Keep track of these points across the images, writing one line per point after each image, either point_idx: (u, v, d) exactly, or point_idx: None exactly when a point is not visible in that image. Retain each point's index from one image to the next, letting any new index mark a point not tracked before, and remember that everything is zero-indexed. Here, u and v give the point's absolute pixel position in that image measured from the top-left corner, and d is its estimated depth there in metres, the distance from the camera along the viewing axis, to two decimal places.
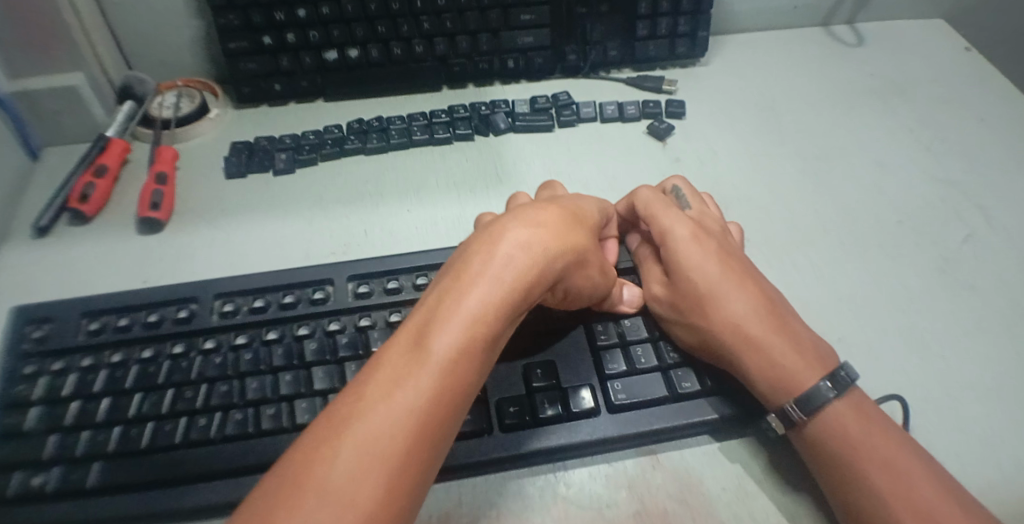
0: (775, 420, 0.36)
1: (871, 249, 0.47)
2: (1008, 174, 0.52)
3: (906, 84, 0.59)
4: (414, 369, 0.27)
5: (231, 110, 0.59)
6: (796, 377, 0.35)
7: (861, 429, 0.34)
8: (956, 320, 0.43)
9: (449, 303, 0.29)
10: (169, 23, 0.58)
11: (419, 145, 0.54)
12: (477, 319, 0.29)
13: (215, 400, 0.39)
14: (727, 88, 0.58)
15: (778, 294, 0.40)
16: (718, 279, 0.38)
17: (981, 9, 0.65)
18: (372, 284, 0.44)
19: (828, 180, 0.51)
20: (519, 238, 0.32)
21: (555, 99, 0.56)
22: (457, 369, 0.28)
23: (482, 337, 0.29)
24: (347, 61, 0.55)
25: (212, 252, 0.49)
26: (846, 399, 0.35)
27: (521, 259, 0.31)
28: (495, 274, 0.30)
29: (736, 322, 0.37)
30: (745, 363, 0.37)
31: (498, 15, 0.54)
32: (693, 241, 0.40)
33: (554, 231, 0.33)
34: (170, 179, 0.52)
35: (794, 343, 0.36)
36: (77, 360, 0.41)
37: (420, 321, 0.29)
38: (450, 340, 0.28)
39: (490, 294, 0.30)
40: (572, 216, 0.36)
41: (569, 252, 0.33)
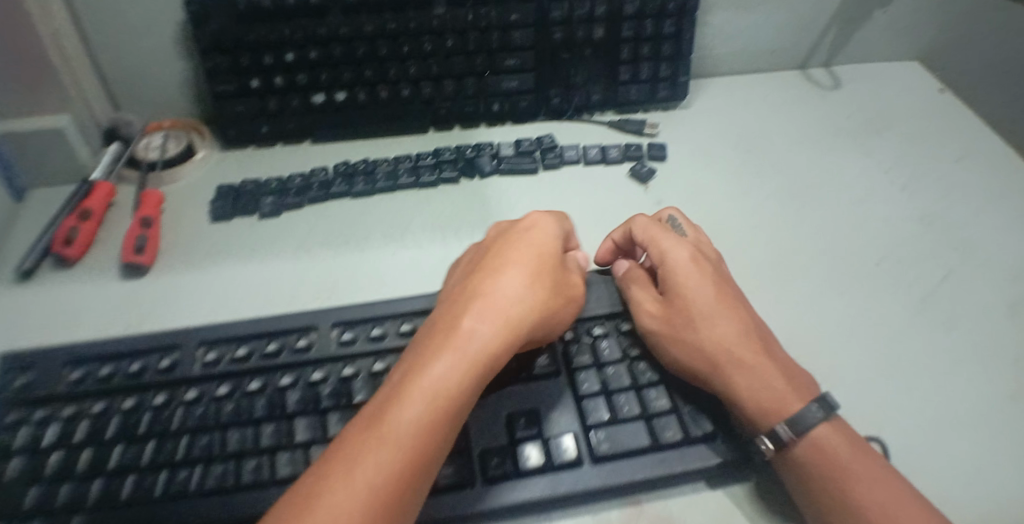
0: (767, 443, 0.36)
1: (851, 289, 0.48)
2: (984, 215, 0.53)
3: (883, 125, 0.60)
4: (379, 443, 0.29)
5: (218, 151, 0.58)
6: (786, 402, 0.37)
7: (844, 448, 0.35)
8: (936, 362, 0.43)
9: (416, 379, 0.32)
10: (155, 66, 0.58)
11: (404, 187, 0.54)
12: (440, 393, 0.31)
13: (197, 452, 0.38)
14: (708, 129, 0.59)
15: (763, 325, 0.42)
16: (710, 302, 0.41)
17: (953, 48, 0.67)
18: (356, 330, 0.44)
19: (809, 222, 0.52)
20: (483, 311, 0.35)
21: (540, 142, 0.56)
22: (421, 443, 0.30)
23: (444, 410, 0.31)
24: (333, 104, 0.56)
25: (196, 297, 0.48)
26: (831, 423, 0.36)
27: (487, 333, 0.34)
28: (461, 350, 0.33)
29: (725, 345, 0.39)
30: (734, 383, 0.38)
31: (483, 60, 0.54)
32: (691, 267, 0.42)
33: (516, 299, 0.36)
34: (155, 223, 0.52)
35: (782, 368, 0.38)
36: (60, 408, 0.40)
37: (387, 396, 0.31)
38: (414, 414, 0.30)
39: (451, 367, 0.32)
40: (536, 273, 0.38)
41: (531, 318, 0.36)
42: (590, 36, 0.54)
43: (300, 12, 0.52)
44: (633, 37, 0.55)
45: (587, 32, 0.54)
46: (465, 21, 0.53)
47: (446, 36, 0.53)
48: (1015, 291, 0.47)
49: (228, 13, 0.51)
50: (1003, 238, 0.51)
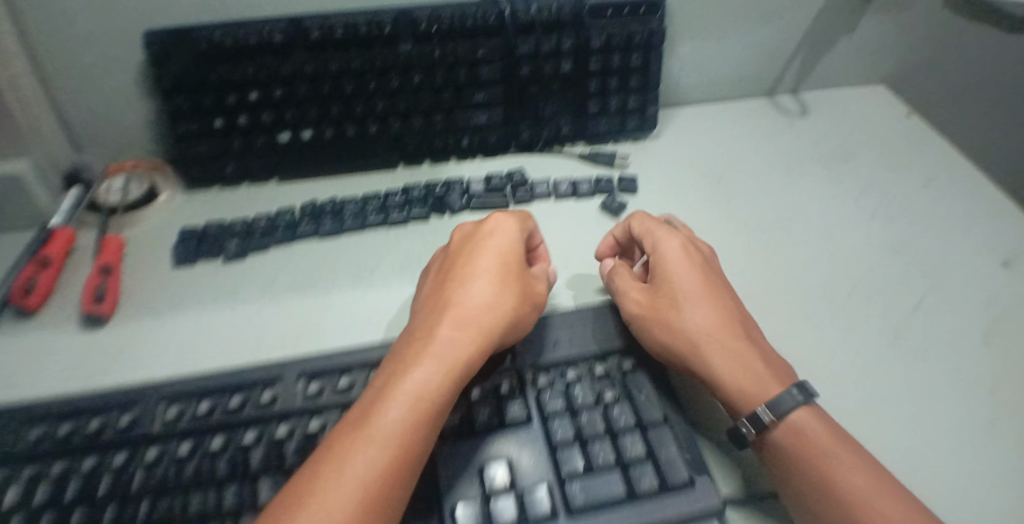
0: (746, 425, 0.38)
1: (824, 320, 0.47)
2: (951, 241, 0.53)
3: (851, 151, 0.61)
4: (367, 442, 0.33)
5: (181, 194, 0.57)
6: (766, 385, 0.38)
7: (824, 436, 0.37)
8: (911, 392, 0.43)
9: (398, 383, 0.36)
10: (116, 105, 0.56)
11: (373, 227, 0.53)
12: (419, 396, 0.35)
13: (157, 516, 0.37)
14: (679, 160, 0.60)
15: (748, 316, 0.44)
16: (697, 290, 0.43)
17: (915, 73, 0.69)
18: (324, 381, 0.42)
19: (781, 252, 0.52)
20: (455, 320, 0.39)
21: (510, 177, 0.56)
22: (406, 440, 0.34)
23: (424, 409, 0.35)
24: (300, 142, 0.55)
25: (159, 347, 0.47)
26: (810, 407, 0.38)
27: (459, 339, 0.38)
28: (437, 355, 0.37)
29: (707, 330, 0.41)
30: (715, 365, 0.40)
31: (451, 95, 0.54)
32: (683, 260, 0.44)
33: (485, 305, 0.40)
34: (116, 269, 0.51)
35: (762, 353, 0.40)
36: (19, 469, 0.39)
37: (373, 401, 0.35)
38: (398, 414, 0.34)
39: (429, 372, 0.36)
40: (502, 279, 0.42)
41: (500, 320, 0.40)
42: (558, 70, 0.54)
43: (262, 50, 0.51)
44: (601, 71, 0.55)
45: (554, 66, 0.54)
46: (432, 58, 0.52)
47: (413, 73, 0.53)
48: (984, 318, 0.48)
49: (189, 53, 0.50)
50: (970, 263, 0.51)
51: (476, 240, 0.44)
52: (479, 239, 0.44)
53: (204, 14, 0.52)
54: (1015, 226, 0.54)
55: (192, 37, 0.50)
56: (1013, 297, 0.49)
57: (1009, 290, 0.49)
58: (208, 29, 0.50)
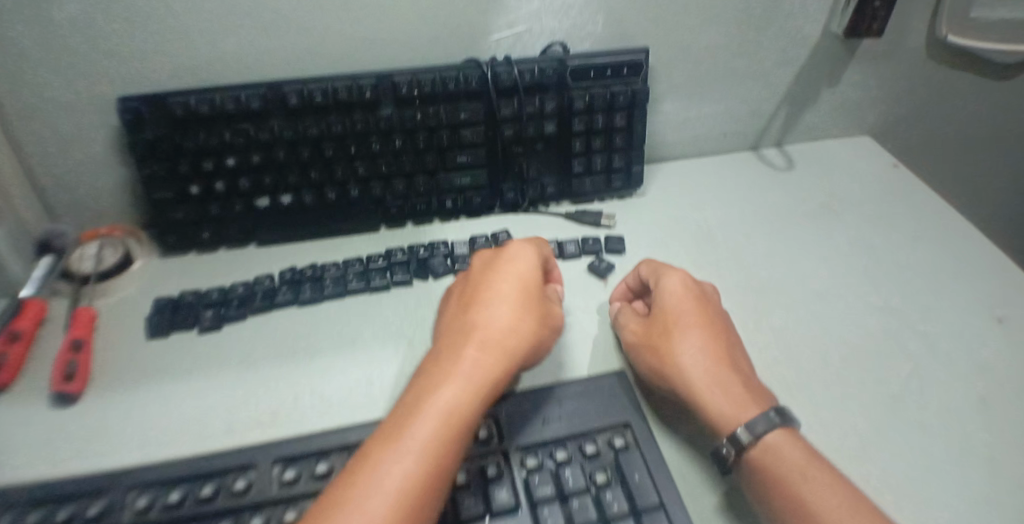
0: (726, 446, 0.37)
1: (826, 384, 0.45)
2: (943, 296, 0.53)
3: (837, 207, 0.61)
4: (401, 454, 0.33)
5: (156, 258, 0.56)
6: (745, 407, 0.39)
7: (798, 455, 0.36)
8: (923, 458, 0.41)
9: (426, 402, 0.36)
10: (94, 171, 0.55)
11: (354, 293, 0.52)
12: (450, 412, 0.35)
13: None
14: (666, 218, 0.59)
15: (744, 350, 0.44)
16: (690, 318, 0.44)
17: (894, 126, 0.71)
18: (300, 467, 0.39)
19: (774, 313, 0.51)
20: (482, 340, 0.39)
21: (495, 238, 0.55)
22: (439, 454, 0.33)
23: (455, 425, 0.35)
24: (279, 207, 0.54)
25: (128, 428, 0.44)
26: (788, 430, 0.38)
27: (483, 357, 0.38)
28: (463, 373, 0.37)
29: (693, 354, 0.42)
30: (697, 385, 0.40)
31: (434, 157, 0.54)
32: (680, 291, 0.46)
33: (509, 324, 0.40)
34: (87, 344, 0.49)
35: (746, 381, 0.40)
36: None
37: (403, 419, 0.35)
38: (428, 430, 0.34)
39: (458, 388, 0.36)
40: (524, 299, 0.42)
41: (523, 340, 0.40)
42: (541, 131, 0.55)
43: (240, 116, 0.50)
44: (584, 131, 0.56)
45: (538, 128, 0.54)
46: (413, 121, 0.52)
47: (395, 136, 0.52)
48: (985, 380, 0.46)
49: (164, 119, 0.49)
50: (964, 318, 0.51)
51: (497, 262, 0.45)
52: (498, 262, 0.45)
53: (185, 79, 0.52)
54: (1006, 282, 0.54)
55: (166, 103, 0.49)
56: (1012, 353, 0.48)
57: (1009, 348, 0.48)
58: (183, 94, 0.49)
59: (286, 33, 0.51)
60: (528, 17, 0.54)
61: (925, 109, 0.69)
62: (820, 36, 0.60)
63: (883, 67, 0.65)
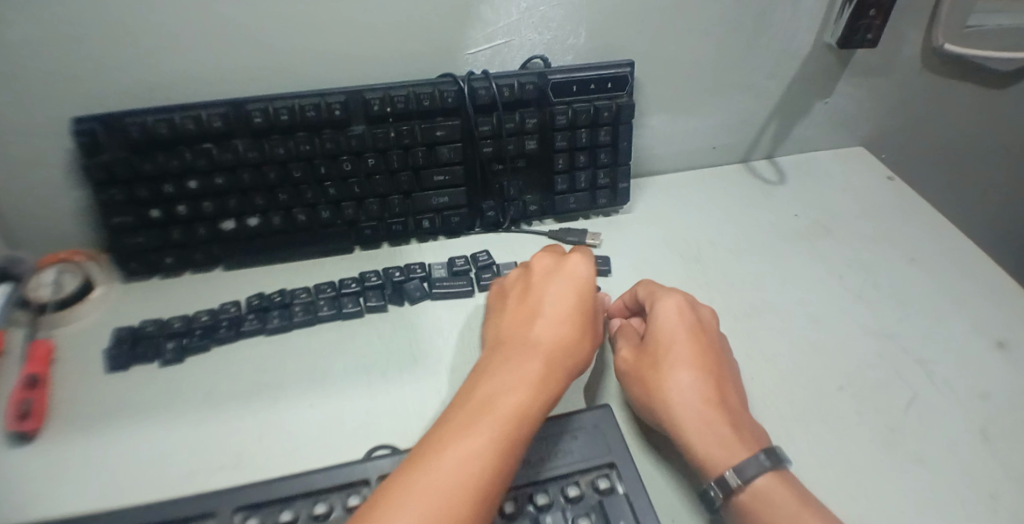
0: (713, 488, 0.36)
1: (821, 418, 0.43)
2: (941, 320, 0.50)
3: (831, 225, 0.59)
4: (464, 452, 0.31)
5: (119, 284, 0.54)
6: (734, 449, 0.37)
7: (791, 501, 0.34)
8: (925, 499, 0.38)
9: (488, 404, 0.34)
10: (52, 195, 0.52)
11: (325, 320, 0.49)
12: (511, 417, 0.33)
13: None
14: (653, 237, 0.57)
15: (737, 383, 0.42)
16: (683, 348, 0.41)
17: (889, 138, 0.69)
18: (262, 516, 0.36)
19: (766, 340, 0.49)
20: (544, 347, 0.38)
21: (474, 260, 0.53)
22: (502, 457, 0.31)
23: (517, 431, 0.33)
24: (246, 230, 0.51)
25: (83, 473, 0.41)
26: (778, 473, 0.35)
27: (546, 366, 0.37)
28: (529, 380, 0.36)
29: (684, 388, 0.39)
30: (685, 424, 0.38)
31: (409, 177, 0.52)
32: (675, 320, 0.43)
33: (570, 334, 0.39)
34: (44, 381, 0.46)
35: (734, 420, 0.38)
36: None
37: (469, 416, 0.33)
38: (496, 430, 0.32)
39: (520, 394, 0.35)
40: (584, 309, 0.41)
41: (580, 352, 0.39)
42: (522, 149, 0.52)
43: (202, 137, 0.48)
44: (567, 148, 0.53)
45: (518, 146, 0.52)
46: (386, 140, 0.50)
47: (366, 155, 0.50)
48: (986, 412, 0.44)
49: (121, 142, 0.47)
50: (964, 345, 0.49)
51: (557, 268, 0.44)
52: (560, 267, 0.44)
53: (145, 99, 0.49)
54: (1005, 304, 0.51)
55: (122, 125, 0.46)
56: (1014, 382, 0.46)
57: (1011, 377, 0.46)
58: (140, 115, 0.47)
59: (252, 50, 0.49)
60: (508, 29, 0.52)
61: (920, 121, 0.67)
62: (812, 47, 0.58)
63: (877, 78, 0.63)
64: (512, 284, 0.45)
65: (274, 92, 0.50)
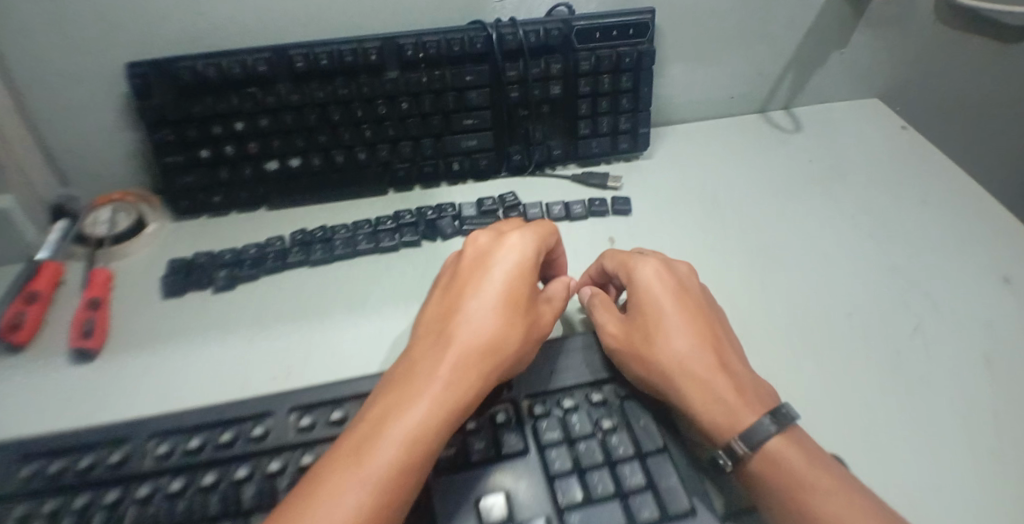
0: (722, 457, 0.36)
1: (828, 342, 0.47)
2: (948, 255, 0.53)
3: (844, 170, 0.61)
4: (356, 477, 0.30)
5: (169, 223, 0.57)
6: (738, 413, 0.37)
7: (803, 465, 0.35)
8: (919, 412, 0.42)
9: (393, 421, 0.33)
10: (105, 139, 0.56)
11: (364, 253, 0.52)
12: (414, 437, 0.32)
13: None
14: (672, 181, 0.60)
15: (726, 336, 0.42)
16: (670, 317, 0.42)
17: (904, 88, 0.71)
18: (315, 414, 0.40)
19: (777, 272, 0.52)
20: (461, 352, 0.36)
21: (503, 200, 0.56)
22: (398, 482, 0.31)
23: (420, 451, 0.32)
24: (287, 171, 0.55)
25: (148, 382, 0.45)
26: (786, 434, 0.36)
27: (460, 373, 0.35)
28: (433, 390, 0.34)
29: (678, 358, 0.40)
30: (686, 396, 0.38)
31: (440, 121, 0.55)
32: (657, 288, 0.43)
33: (491, 334, 0.37)
34: (104, 304, 0.49)
35: (733, 382, 0.39)
36: (34, 506, 0.36)
37: (369, 431, 0.33)
38: (390, 455, 0.31)
39: (428, 408, 0.33)
40: (513, 304, 0.39)
41: (505, 354, 0.37)
42: (547, 94, 0.55)
43: (248, 81, 0.51)
44: (591, 93, 0.56)
45: (544, 91, 0.55)
46: (419, 84, 0.53)
47: (401, 99, 0.53)
48: (987, 338, 0.47)
49: (173, 84, 0.50)
50: (969, 278, 0.51)
51: (490, 255, 0.41)
52: (491, 252, 0.41)
53: (194, 45, 0.53)
54: (1011, 241, 0.54)
55: (174, 69, 0.50)
56: (1016, 311, 0.48)
57: (1014, 307, 0.49)
58: (190, 59, 0.50)
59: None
60: None
61: (934, 73, 0.69)
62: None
63: (892, 30, 0.65)
64: (450, 268, 0.43)
65: (314, 37, 0.54)
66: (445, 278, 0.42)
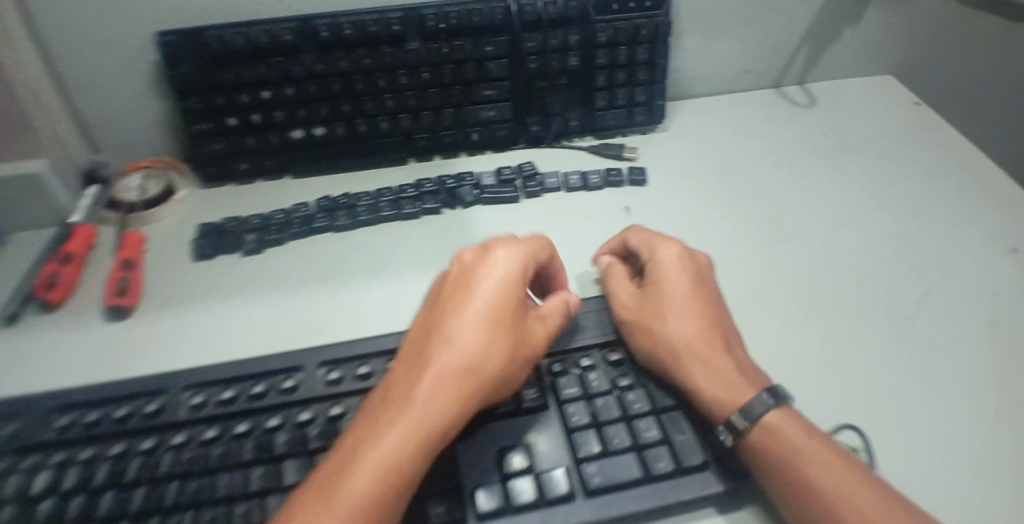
0: (724, 433, 0.37)
1: (838, 307, 0.48)
2: (958, 226, 0.54)
3: (856, 143, 0.62)
4: (329, 510, 0.30)
5: (197, 190, 0.59)
6: (739, 390, 0.39)
7: (797, 436, 0.37)
8: (926, 372, 0.43)
9: (368, 449, 0.32)
10: (135, 108, 0.58)
11: (387, 220, 0.54)
12: (389, 465, 0.32)
13: (222, 491, 0.36)
14: (687, 153, 0.61)
15: (729, 323, 0.45)
16: (685, 298, 0.44)
17: (916, 64, 0.71)
18: (344, 369, 0.42)
19: (788, 241, 0.53)
20: (439, 374, 0.35)
21: (521, 170, 0.57)
22: (371, 513, 0.30)
23: (394, 480, 0.31)
24: (311, 139, 0.56)
25: (183, 338, 0.47)
26: (782, 409, 0.38)
27: (438, 397, 0.34)
28: (409, 414, 0.33)
29: (687, 336, 0.42)
30: (690, 369, 0.40)
31: (460, 91, 0.56)
32: (677, 270, 0.45)
33: (471, 354, 0.35)
34: (138, 264, 0.51)
35: (737, 363, 0.41)
36: (75, 452, 0.38)
37: (345, 459, 0.32)
38: (363, 486, 0.31)
39: (403, 434, 0.32)
40: (496, 322, 0.37)
41: (488, 373, 0.36)
42: (565, 65, 0.56)
43: (274, 50, 0.52)
44: (607, 65, 0.57)
45: (562, 62, 0.56)
46: (440, 55, 0.54)
47: (422, 69, 0.54)
48: (995, 304, 0.48)
49: (202, 53, 0.52)
50: (979, 247, 0.52)
51: (473, 270, 0.39)
52: (476, 268, 0.40)
53: (221, 15, 0.54)
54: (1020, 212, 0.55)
55: (203, 38, 0.51)
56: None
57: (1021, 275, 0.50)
58: (219, 29, 0.52)
59: None
60: None
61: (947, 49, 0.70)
62: None
63: (906, 6, 0.65)
64: (438, 283, 0.41)
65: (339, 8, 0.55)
66: (432, 294, 0.41)
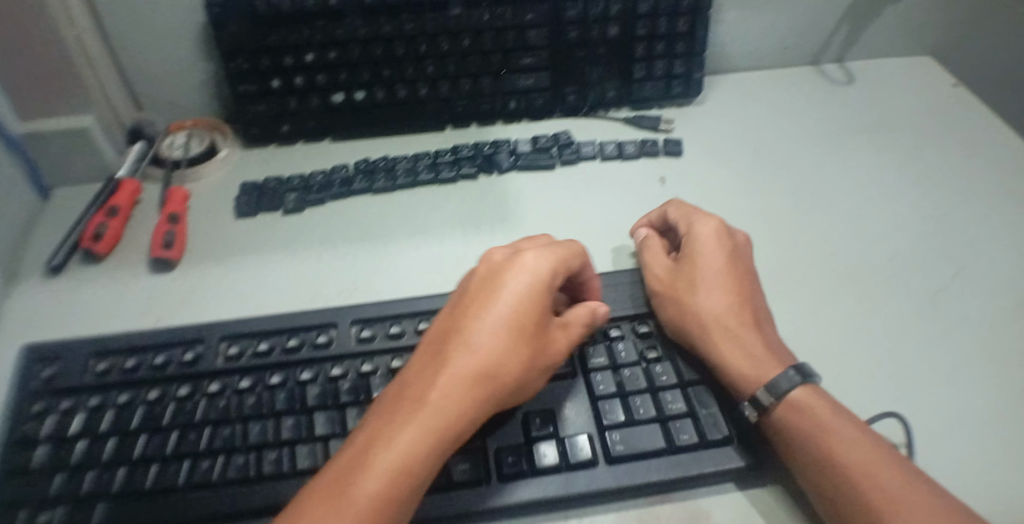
0: (748, 408, 0.38)
1: (869, 281, 0.48)
2: (994, 206, 0.54)
3: (893, 122, 0.62)
4: (338, 508, 0.29)
5: (239, 150, 0.60)
6: (766, 365, 0.39)
7: (825, 413, 0.36)
8: (955, 348, 0.44)
9: (381, 448, 0.31)
10: (179, 69, 0.59)
11: (423, 184, 0.55)
12: (402, 466, 0.31)
13: (255, 438, 0.37)
14: (721, 128, 0.61)
15: (762, 303, 0.44)
16: (717, 273, 0.44)
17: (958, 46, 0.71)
18: (375, 328, 0.43)
19: (821, 216, 0.53)
20: (459, 377, 0.33)
21: (557, 138, 0.58)
22: (380, 516, 0.29)
23: (405, 483, 0.30)
24: (352, 103, 0.57)
25: (225, 289, 0.48)
26: (811, 388, 0.38)
27: (455, 401, 0.33)
28: (424, 414, 0.32)
29: (716, 310, 0.42)
30: (717, 343, 0.41)
31: (499, 59, 0.56)
32: (713, 246, 0.45)
33: (492, 358, 0.34)
34: (182, 219, 0.52)
35: (766, 340, 0.41)
36: (115, 395, 0.39)
37: (357, 456, 0.31)
38: (373, 487, 0.29)
39: (418, 436, 0.31)
40: (520, 327, 0.36)
41: (506, 379, 0.35)
42: (604, 35, 0.57)
43: (319, 14, 0.53)
44: (647, 36, 0.58)
45: (601, 31, 0.56)
46: (482, 21, 0.55)
47: (463, 36, 0.55)
48: None
49: (249, 14, 0.53)
50: (1015, 229, 0.52)
51: (501, 271, 0.38)
52: (504, 269, 0.38)
53: None
54: None
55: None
56: None
57: None
58: None
59: None
60: None
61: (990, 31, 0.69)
62: None
63: None
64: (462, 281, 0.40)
65: None
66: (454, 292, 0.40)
